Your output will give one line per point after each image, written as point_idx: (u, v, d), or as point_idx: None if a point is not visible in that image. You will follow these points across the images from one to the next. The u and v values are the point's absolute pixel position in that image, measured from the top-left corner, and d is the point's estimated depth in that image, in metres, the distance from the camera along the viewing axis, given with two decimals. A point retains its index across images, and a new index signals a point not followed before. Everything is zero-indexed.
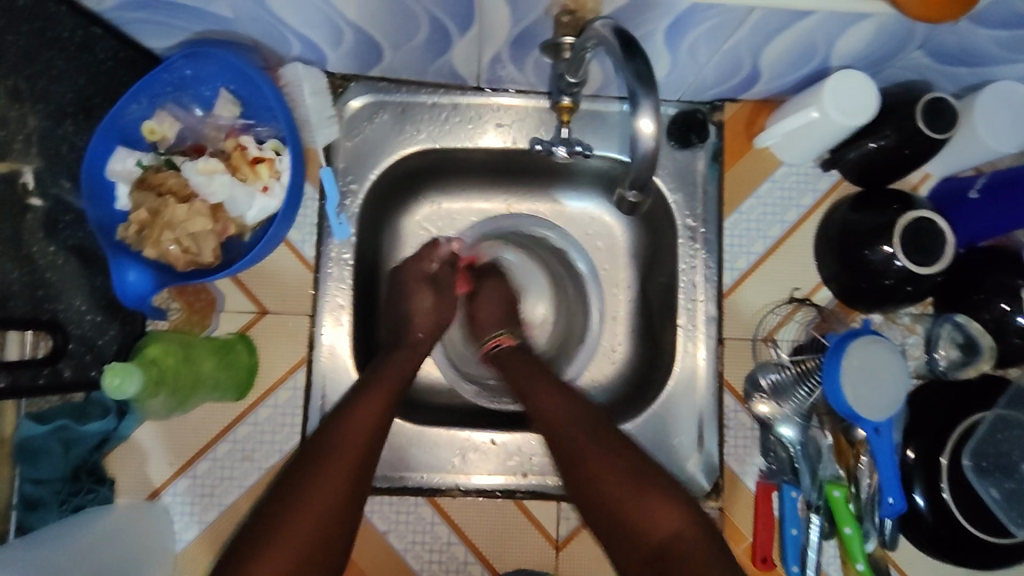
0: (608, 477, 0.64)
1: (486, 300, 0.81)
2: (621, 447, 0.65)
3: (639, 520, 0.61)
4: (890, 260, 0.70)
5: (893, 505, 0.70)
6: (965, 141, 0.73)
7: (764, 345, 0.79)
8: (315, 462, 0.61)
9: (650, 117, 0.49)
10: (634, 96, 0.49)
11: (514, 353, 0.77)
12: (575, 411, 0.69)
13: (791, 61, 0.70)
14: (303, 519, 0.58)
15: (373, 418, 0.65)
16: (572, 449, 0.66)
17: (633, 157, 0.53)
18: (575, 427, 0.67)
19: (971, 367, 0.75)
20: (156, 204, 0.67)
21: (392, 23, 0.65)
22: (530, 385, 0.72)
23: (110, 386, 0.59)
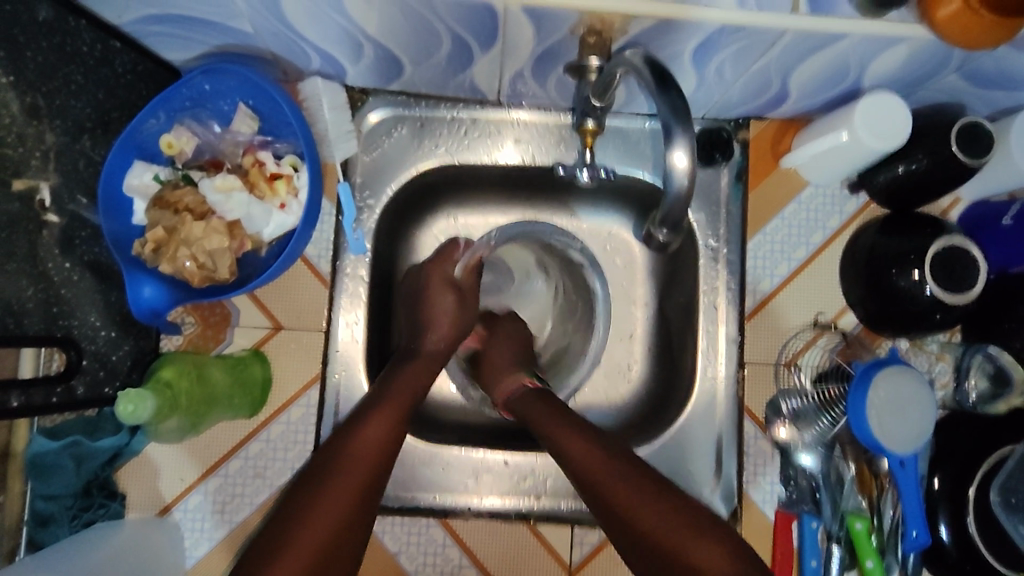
0: (646, 512, 0.56)
1: (495, 354, 0.76)
2: (659, 487, 0.58)
3: (698, 564, 0.53)
4: (918, 287, 0.68)
5: (916, 539, 0.69)
6: (1000, 166, 0.71)
7: (787, 370, 0.77)
8: (325, 476, 0.59)
9: (683, 150, 0.48)
10: (668, 127, 0.48)
11: (538, 398, 0.68)
12: (593, 452, 0.61)
13: (823, 82, 0.68)
14: (323, 513, 0.56)
15: (385, 430, 0.63)
16: (600, 487, 0.59)
17: (667, 193, 0.51)
18: (597, 464, 0.60)
19: (1002, 401, 0.71)
20: (173, 222, 0.66)
21: (413, 40, 0.64)
22: (549, 423, 0.64)
23: (124, 412, 0.58)
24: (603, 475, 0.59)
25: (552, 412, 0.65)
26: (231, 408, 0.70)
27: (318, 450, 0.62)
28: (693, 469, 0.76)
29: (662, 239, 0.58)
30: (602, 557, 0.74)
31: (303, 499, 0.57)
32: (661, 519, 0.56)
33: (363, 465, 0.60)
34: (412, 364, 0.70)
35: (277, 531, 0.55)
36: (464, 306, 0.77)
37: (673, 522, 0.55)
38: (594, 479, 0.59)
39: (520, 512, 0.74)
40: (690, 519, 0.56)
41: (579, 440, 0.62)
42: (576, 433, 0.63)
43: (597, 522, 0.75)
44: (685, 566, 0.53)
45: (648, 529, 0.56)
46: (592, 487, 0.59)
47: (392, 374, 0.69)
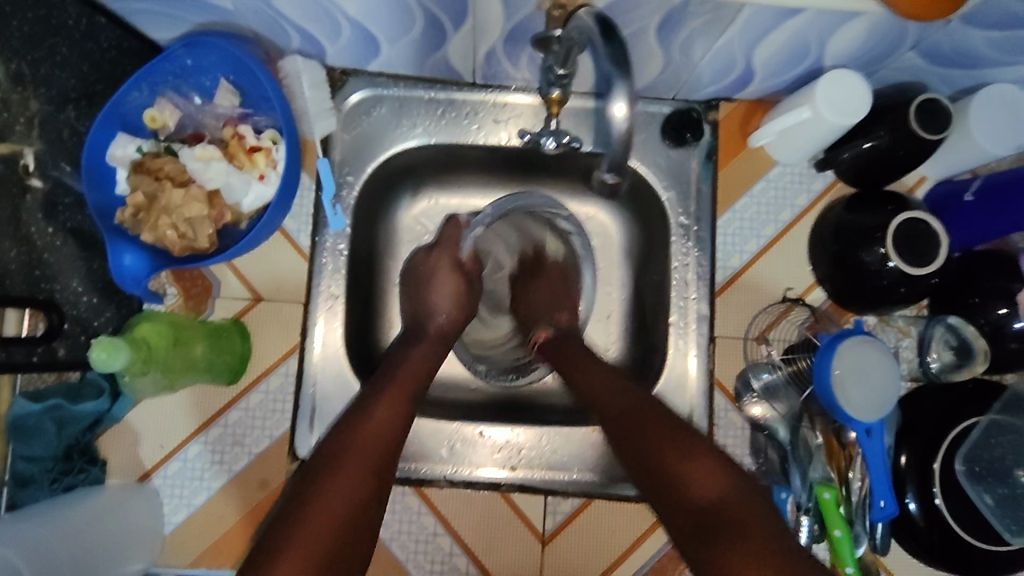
0: (648, 433, 0.59)
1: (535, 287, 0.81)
2: (658, 409, 0.61)
3: (685, 480, 0.55)
4: (884, 261, 0.69)
5: (884, 509, 0.68)
6: (960, 144, 0.73)
7: (755, 344, 0.79)
8: (332, 470, 0.57)
9: (623, 101, 0.50)
10: (611, 80, 0.50)
11: (560, 340, 0.75)
12: (611, 382, 0.65)
13: (785, 59, 0.70)
14: (332, 505, 0.55)
15: (387, 419, 0.62)
16: (610, 411, 0.63)
17: (610, 144, 0.53)
18: (609, 393, 0.64)
19: (965, 369, 0.73)
20: (153, 188, 0.68)
21: (388, 18, 0.66)
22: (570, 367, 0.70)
23: (99, 359, 0.59)
24: (608, 401, 0.63)
25: (587, 356, 0.70)
26: (206, 370, 0.71)
27: (326, 440, 0.61)
28: None
29: (608, 182, 0.60)
30: (573, 526, 0.75)
31: (311, 492, 0.56)
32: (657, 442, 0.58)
33: (368, 452, 0.60)
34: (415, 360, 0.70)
35: (286, 527, 0.53)
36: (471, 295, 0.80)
37: (668, 436, 0.58)
38: (603, 404, 0.63)
39: (493, 482, 0.75)
40: (684, 439, 0.57)
41: (590, 376, 0.67)
42: (594, 367, 0.68)
43: (568, 491, 0.75)
44: (673, 485, 0.55)
45: (653, 444, 0.58)
46: (602, 414, 0.63)
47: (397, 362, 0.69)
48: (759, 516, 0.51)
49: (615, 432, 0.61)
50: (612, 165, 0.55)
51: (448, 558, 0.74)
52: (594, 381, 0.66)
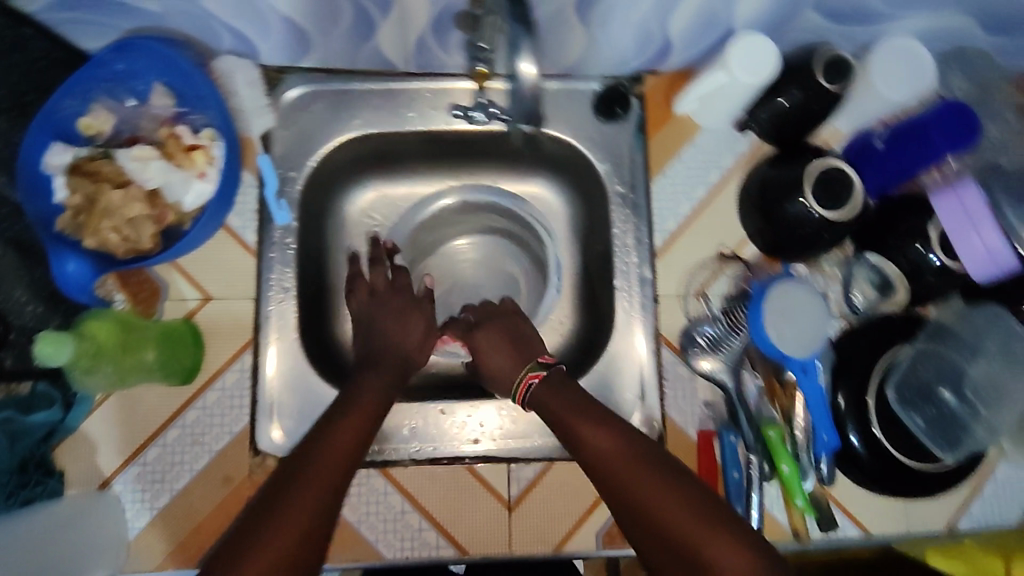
0: (625, 462, 0.59)
1: (488, 347, 0.74)
2: (633, 433, 0.61)
3: (661, 510, 0.55)
4: (806, 212, 0.74)
5: (827, 442, 0.75)
6: (864, 97, 0.78)
7: (696, 299, 0.82)
8: (305, 470, 0.58)
9: (529, 61, 0.57)
10: (518, 44, 0.57)
11: (556, 385, 0.67)
12: (617, 437, 0.61)
13: (698, 27, 0.74)
14: (296, 512, 0.55)
15: (365, 412, 0.65)
16: (618, 471, 0.59)
17: (523, 99, 0.60)
18: (614, 452, 0.60)
19: (890, 302, 0.80)
20: (91, 190, 0.69)
21: (318, 12, 0.69)
22: (548, 397, 0.66)
23: (43, 354, 0.58)
24: (585, 431, 0.62)
25: (565, 381, 0.67)
26: (159, 371, 0.71)
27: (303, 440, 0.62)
28: (620, 401, 0.80)
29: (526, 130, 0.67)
30: (539, 490, 0.76)
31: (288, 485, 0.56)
32: (636, 472, 0.58)
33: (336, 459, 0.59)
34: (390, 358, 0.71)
35: (259, 520, 0.54)
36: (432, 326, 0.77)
37: (692, 517, 0.54)
38: (586, 442, 0.61)
39: (457, 456, 0.78)
40: (663, 467, 0.58)
41: (565, 394, 0.66)
42: (588, 411, 0.63)
43: (529, 457, 0.78)
44: (655, 517, 0.56)
45: (671, 522, 0.54)
46: (607, 474, 0.59)
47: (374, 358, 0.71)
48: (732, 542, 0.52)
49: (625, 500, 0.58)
50: (523, 117, 0.62)
51: (418, 533, 0.75)
52: (598, 432, 0.61)
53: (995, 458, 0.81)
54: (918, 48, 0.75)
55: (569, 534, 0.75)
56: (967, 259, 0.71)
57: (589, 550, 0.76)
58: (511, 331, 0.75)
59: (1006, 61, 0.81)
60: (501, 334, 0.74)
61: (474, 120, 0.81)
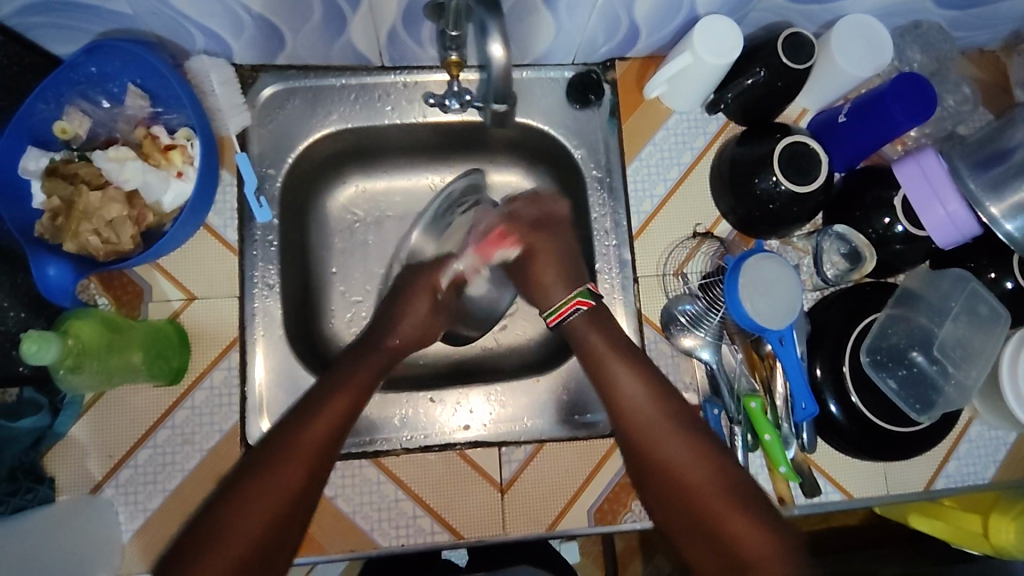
0: (660, 421, 0.66)
1: (543, 263, 0.79)
2: (673, 394, 0.68)
3: (687, 471, 0.63)
4: (775, 187, 0.76)
5: (806, 409, 0.76)
6: (827, 74, 0.80)
7: (674, 278, 0.84)
8: (282, 455, 0.61)
9: (499, 42, 0.56)
10: (486, 25, 0.57)
11: (592, 323, 0.74)
12: (652, 395, 0.68)
13: (663, 12, 0.76)
14: (260, 503, 0.58)
15: (328, 423, 0.64)
16: (647, 426, 0.66)
17: (491, 82, 0.59)
18: (647, 408, 0.67)
19: (857, 271, 0.81)
20: (69, 193, 0.69)
21: (287, 7, 0.69)
22: (594, 341, 0.72)
23: (27, 353, 0.57)
24: (628, 383, 0.69)
25: (604, 326, 0.73)
26: (145, 370, 0.70)
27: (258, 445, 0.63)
28: None
29: (497, 112, 0.65)
30: (531, 471, 0.78)
31: (235, 498, 0.58)
32: (670, 433, 0.66)
33: (304, 450, 0.62)
34: (366, 362, 0.72)
35: (214, 521, 0.57)
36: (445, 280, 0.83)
37: (712, 485, 0.62)
38: (627, 391, 0.69)
39: (447, 443, 0.79)
40: (693, 431, 0.66)
41: (602, 342, 0.72)
42: (628, 365, 0.70)
43: (518, 440, 0.79)
44: (675, 472, 0.64)
45: (692, 481, 0.63)
46: (636, 424, 0.67)
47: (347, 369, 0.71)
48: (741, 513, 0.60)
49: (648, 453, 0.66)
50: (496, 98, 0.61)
51: (412, 520, 0.76)
52: (636, 387, 0.69)
53: (968, 418, 0.84)
54: (877, 25, 0.78)
55: (561, 512, 0.77)
56: (929, 224, 0.76)
57: (581, 527, 0.77)
58: (563, 245, 0.79)
59: (960, 34, 0.84)
60: (554, 246, 0.79)
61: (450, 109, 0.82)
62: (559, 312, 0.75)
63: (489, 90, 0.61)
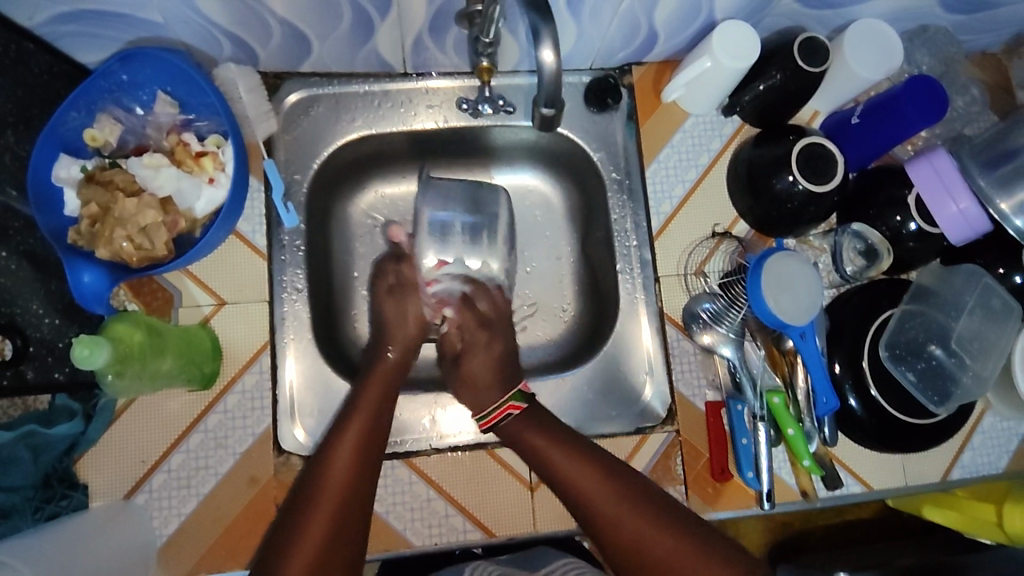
0: (612, 504, 0.65)
1: (475, 367, 0.79)
2: (611, 465, 0.69)
3: (652, 546, 0.62)
4: (792, 186, 0.78)
5: (828, 403, 0.78)
6: (839, 76, 0.83)
7: (695, 277, 0.85)
8: (313, 497, 0.63)
9: (550, 47, 0.57)
10: (537, 29, 0.57)
11: (520, 416, 0.75)
12: (596, 475, 0.67)
13: (683, 16, 0.78)
14: (304, 541, 0.60)
15: (350, 457, 0.66)
16: (605, 509, 0.65)
17: (542, 83, 0.60)
18: (594, 488, 0.67)
19: (875, 268, 0.83)
20: (106, 200, 0.70)
21: (318, 14, 0.70)
22: (528, 432, 0.73)
23: (78, 356, 0.58)
24: (570, 476, 0.68)
25: (535, 420, 0.74)
26: (180, 375, 0.71)
27: (292, 497, 0.65)
28: (627, 379, 0.84)
29: (546, 114, 0.66)
30: None
31: (280, 545, 0.60)
32: (625, 510, 0.65)
33: (335, 487, 0.64)
34: (370, 392, 0.72)
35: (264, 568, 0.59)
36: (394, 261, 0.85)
37: (685, 552, 0.62)
38: (574, 482, 0.68)
39: (476, 443, 0.80)
40: (650, 501, 0.65)
41: (542, 437, 0.72)
42: (572, 455, 0.69)
43: None
44: (645, 551, 0.63)
45: (660, 556, 0.62)
46: (600, 514, 0.65)
47: (353, 400, 0.72)
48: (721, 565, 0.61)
49: (615, 541, 0.64)
50: (548, 99, 0.62)
51: (445, 520, 0.77)
52: (580, 468, 0.68)
53: (982, 409, 0.86)
54: (887, 30, 0.80)
55: None
56: (944, 222, 0.78)
57: None
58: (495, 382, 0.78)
59: (966, 37, 0.87)
60: (483, 370, 0.79)
61: (477, 114, 0.85)
62: (489, 418, 0.76)
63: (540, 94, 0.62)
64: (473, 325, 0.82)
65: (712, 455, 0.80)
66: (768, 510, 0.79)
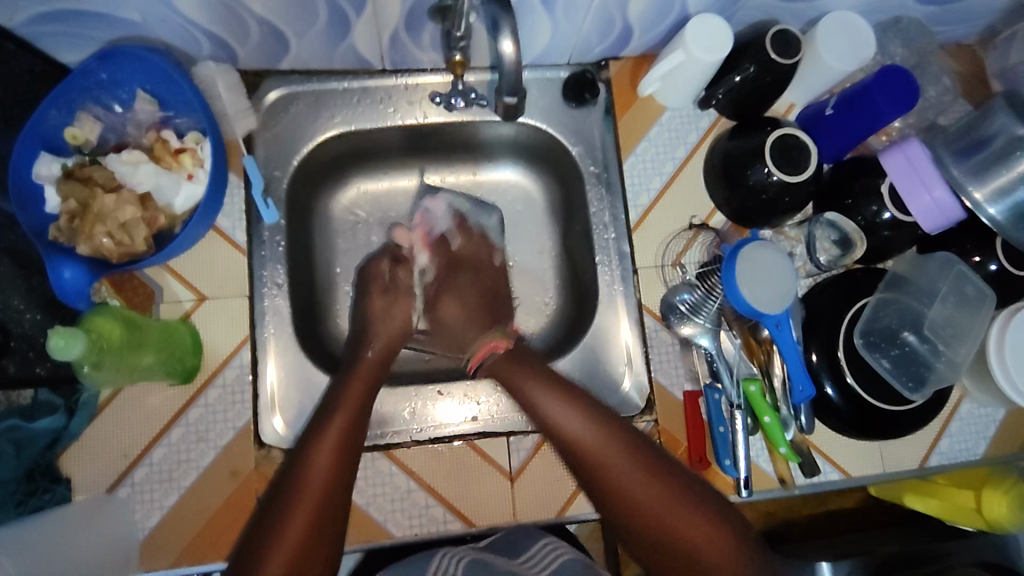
0: (592, 445, 0.69)
1: (450, 307, 0.86)
2: (599, 411, 0.71)
3: (626, 487, 0.66)
4: (767, 178, 0.79)
5: (803, 391, 0.79)
6: (812, 67, 0.83)
7: (672, 268, 0.86)
8: (293, 499, 0.63)
9: (509, 39, 0.58)
10: (497, 21, 0.59)
11: (507, 360, 0.77)
12: (581, 416, 0.70)
13: (656, 11, 0.79)
14: (280, 551, 0.61)
15: (329, 459, 0.65)
16: (596, 457, 0.68)
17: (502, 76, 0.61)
18: (580, 427, 0.70)
19: (848, 258, 0.84)
20: (85, 196, 0.72)
21: (293, 11, 0.71)
22: (520, 377, 0.74)
23: (54, 347, 0.59)
24: (560, 419, 0.71)
25: (530, 368, 0.75)
26: (160, 369, 0.72)
27: (272, 491, 0.66)
28: (607, 371, 0.85)
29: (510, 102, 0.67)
30: (539, 459, 0.80)
31: (259, 553, 0.61)
32: (604, 450, 0.68)
33: (313, 494, 0.63)
34: (352, 390, 0.71)
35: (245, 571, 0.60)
36: (390, 263, 0.85)
37: (658, 494, 0.66)
38: (562, 423, 0.70)
39: (456, 434, 0.81)
40: (630, 444, 0.68)
41: (539, 389, 0.72)
42: (558, 394, 0.72)
43: (526, 430, 0.81)
44: (620, 490, 0.67)
45: (634, 494, 0.66)
46: (581, 450, 0.69)
47: (336, 396, 0.71)
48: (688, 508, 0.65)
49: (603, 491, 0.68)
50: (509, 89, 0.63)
51: (425, 510, 0.77)
52: (569, 412, 0.71)
53: (959, 396, 0.87)
54: (859, 21, 0.81)
55: (570, 498, 0.79)
56: (917, 210, 0.79)
57: (589, 513, 0.79)
58: (477, 290, 0.86)
59: (940, 29, 0.88)
60: (468, 294, 0.86)
61: (453, 108, 0.86)
62: (475, 359, 0.80)
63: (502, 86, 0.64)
64: (444, 265, 0.88)
65: (689, 442, 0.81)
66: (744, 498, 0.80)
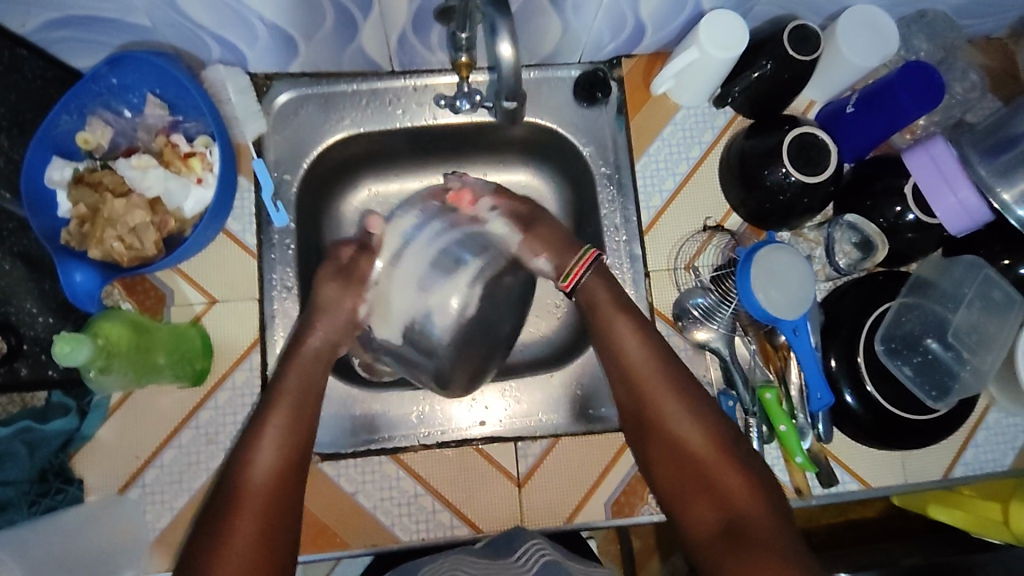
0: (654, 381, 0.73)
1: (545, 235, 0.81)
2: (666, 353, 0.74)
3: (677, 427, 0.71)
4: (784, 178, 0.76)
5: (821, 399, 0.77)
6: (833, 64, 0.80)
7: (686, 271, 0.84)
8: (243, 489, 0.66)
9: (507, 41, 0.57)
10: (494, 24, 0.57)
11: (600, 274, 0.78)
12: (647, 351, 0.74)
13: (669, 9, 0.77)
14: (237, 537, 0.63)
15: (278, 452, 0.68)
16: (649, 385, 0.72)
17: (501, 82, 0.60)
18: (642, 360, 0.73)
19: (869, 261, 0.81)
20: (95, 200, 0.72)
21: (300, 15, 0.71)
22: (603, 303, 0.76)
23: (60, 353, 0.59)
24: (626, 347, 0.74)
25: (613, 293, 0.77)
26: (169, 371, 0.72)
27: (212, 498, 0.67)
28: None
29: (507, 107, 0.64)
30: (548, 464, 0.79)
31: (213, 545, 0.62)
32: (664, 389, 0.72)
33: (261, 484, 0.66)
34: (286, 390, 0.71)
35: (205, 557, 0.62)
36: (354, 249, 0.81)
37: (705, 437, 0.70)
38: (626, 353, 0.74)
39: (463, 439, 0.80)
40: (687, 388, 0.72)
41: (617, 314, 0.75)
42: (631, 323, 0.75)
43: (536, 435, 0.80)
44: (670, 429, 0.71)
45: (684, 433, 0.70)
46: (639, 383, 0.73)
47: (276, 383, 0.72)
48: (729, 456, 0.69)
49: (649, 415, 0.72)
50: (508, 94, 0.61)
51: (432, 515, 0.77)
52: (637, 343, 0.74)
53: (986, 405, 0.84)
54: (880, 15, 0.79)
55: (577, 507, 0.78)
56: (942, 213, 0.76)
57: (598, 520, 0.78)
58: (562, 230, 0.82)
59: (968, 22, 0.84)
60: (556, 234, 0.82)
61: (459, 109, 0.81)
62: (572, 273, 0.78)
63: (499, 90, 0.62)
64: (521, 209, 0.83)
65: None
66: None
